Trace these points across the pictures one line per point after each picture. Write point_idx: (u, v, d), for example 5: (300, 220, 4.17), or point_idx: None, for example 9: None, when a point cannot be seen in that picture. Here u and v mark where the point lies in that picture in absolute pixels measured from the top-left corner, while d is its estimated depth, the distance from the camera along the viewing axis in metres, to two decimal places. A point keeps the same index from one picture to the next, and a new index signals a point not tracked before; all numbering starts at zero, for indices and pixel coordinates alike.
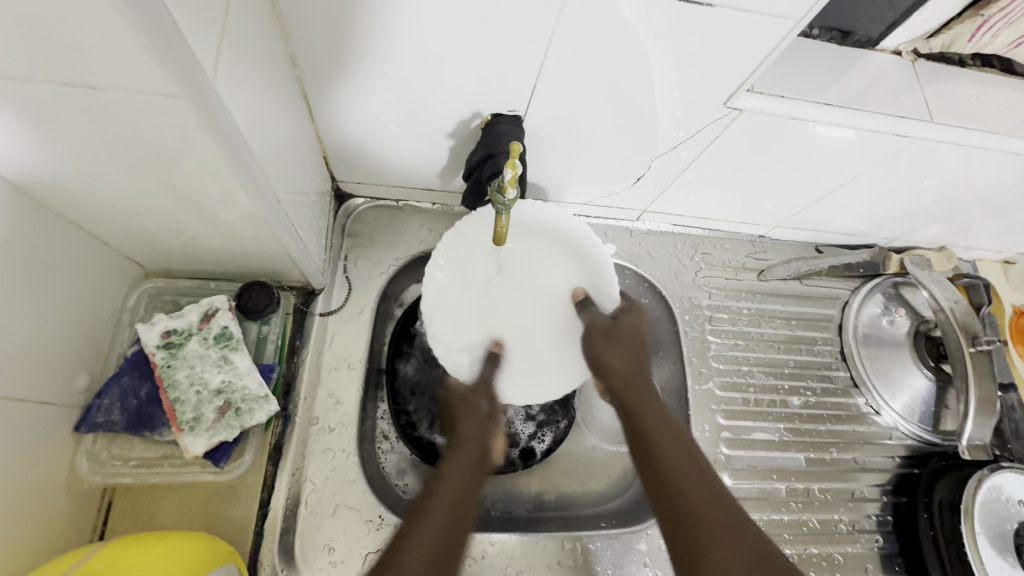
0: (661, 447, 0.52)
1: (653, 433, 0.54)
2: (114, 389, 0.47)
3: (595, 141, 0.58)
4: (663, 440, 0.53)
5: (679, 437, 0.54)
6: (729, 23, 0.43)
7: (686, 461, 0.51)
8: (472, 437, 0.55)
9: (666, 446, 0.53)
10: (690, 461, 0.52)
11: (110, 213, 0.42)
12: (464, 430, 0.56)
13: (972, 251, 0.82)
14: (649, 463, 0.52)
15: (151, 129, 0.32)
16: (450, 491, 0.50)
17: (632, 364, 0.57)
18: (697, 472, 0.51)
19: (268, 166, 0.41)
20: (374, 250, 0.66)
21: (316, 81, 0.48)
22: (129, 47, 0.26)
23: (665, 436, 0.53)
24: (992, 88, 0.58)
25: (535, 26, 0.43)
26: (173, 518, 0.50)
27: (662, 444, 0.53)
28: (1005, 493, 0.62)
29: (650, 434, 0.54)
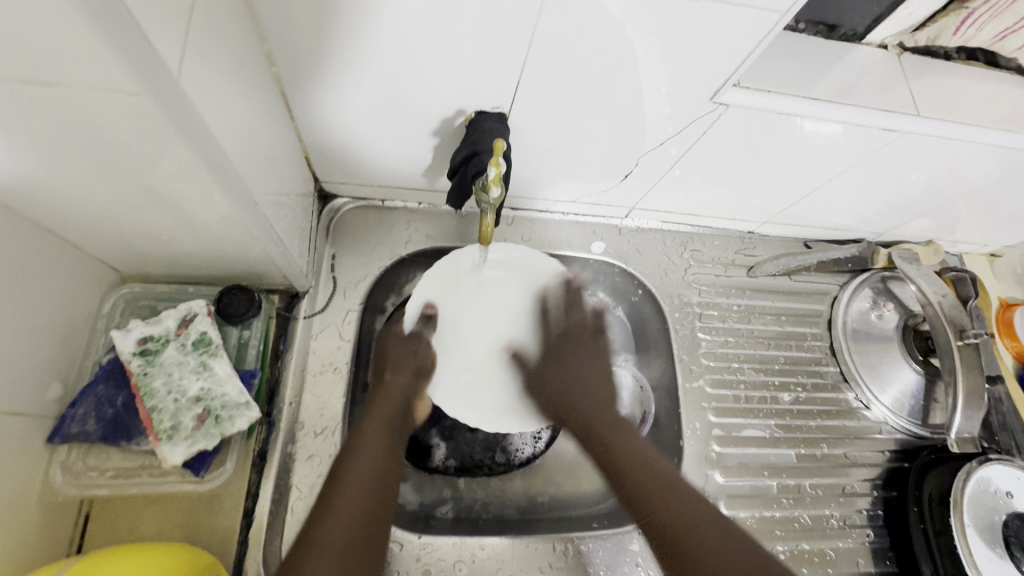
0: (624, 452, 0.55)
1: (608, 442, 0.56)
2: (89, 398, 0.46)
3: (582, 138, 0.57)
4: (619, 447, 0.55)
5: (633, 443, 0.56)
6: (714, 16, 0.42)
7: (633, 458, 0.54)
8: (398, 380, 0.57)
9: (636, 449, 0.55)
10: (651, 467, 0.53)
11: (81, 217, 0.41)
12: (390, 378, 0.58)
13: (959, 244, 0.82)
14: (630, 484, 0.53)
15: (116, 129, 0.31)
16: (366, 460, 0.50)
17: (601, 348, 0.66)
18: (654, 477, 0.52)
19: (243, 167, 0.40)
20: (358, 252, 0.65)
21: (294, 79, 0.47)
22: (87, 43, 0.25)
23: (611, 436, 0.57)
24: (977, 80, 0.58)
25: (518, 20, 0.42)
26: (154, 528, 0.48)
27: (633, 467, 0.54)
28: (993, 485, 0.62)
29: (619, 442, 0.56)
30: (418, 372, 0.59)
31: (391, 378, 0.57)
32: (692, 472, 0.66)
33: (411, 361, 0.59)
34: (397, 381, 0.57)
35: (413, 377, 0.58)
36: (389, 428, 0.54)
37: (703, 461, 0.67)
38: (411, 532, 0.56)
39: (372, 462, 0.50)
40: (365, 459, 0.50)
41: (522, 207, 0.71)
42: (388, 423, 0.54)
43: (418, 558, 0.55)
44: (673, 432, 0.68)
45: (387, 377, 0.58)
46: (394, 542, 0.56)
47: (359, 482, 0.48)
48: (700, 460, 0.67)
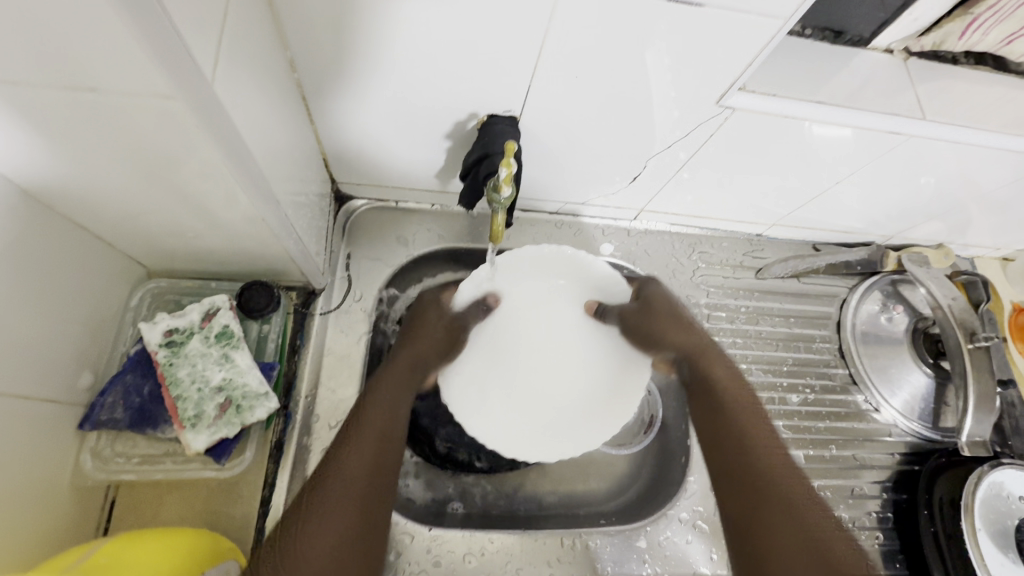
0: (725, 423, 0.53)
1: (721, 413, 0.54)
2: (117, 386, 0.48)
3: (592, 141, 0.58)
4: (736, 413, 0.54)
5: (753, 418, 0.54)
6: (719, 22, 0.44)
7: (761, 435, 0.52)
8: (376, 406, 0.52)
9: (767, 448, 0.51)
10: (784, 478, 0.48)
11: (114, 214, 0.43)
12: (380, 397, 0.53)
13: (970, 248, 0.82)
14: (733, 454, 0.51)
15: (151, 130, 0.33)
16: (352, 466, 0.47)
17: (683, 330, 0.61)
18: (793, 490, 0.48)
19: (267, 166, 0.42)
20: (372, 252, 0.67)
21: (315, 85, 0.49)
22: (129, 48, 0.27)
23: (732, 407, 0.55)
24: (985, 85, 0.58)
25: (528, 26, 0.44)
26: (175, 514, 0.50)
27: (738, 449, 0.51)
28: (1006, 490, 0.62)
29: (744, 425, 0.53)
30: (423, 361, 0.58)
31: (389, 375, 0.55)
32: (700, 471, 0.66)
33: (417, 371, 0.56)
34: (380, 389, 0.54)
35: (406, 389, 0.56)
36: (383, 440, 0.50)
37: None
38: (422, 525, 0.57)
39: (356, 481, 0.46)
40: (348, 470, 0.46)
41: (532, 208, 0.72)
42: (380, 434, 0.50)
43: (429, 549, 0.57)
44: (682, 432, 0.68)
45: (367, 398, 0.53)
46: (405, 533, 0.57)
47: (335, 492, 0.45)
48: None
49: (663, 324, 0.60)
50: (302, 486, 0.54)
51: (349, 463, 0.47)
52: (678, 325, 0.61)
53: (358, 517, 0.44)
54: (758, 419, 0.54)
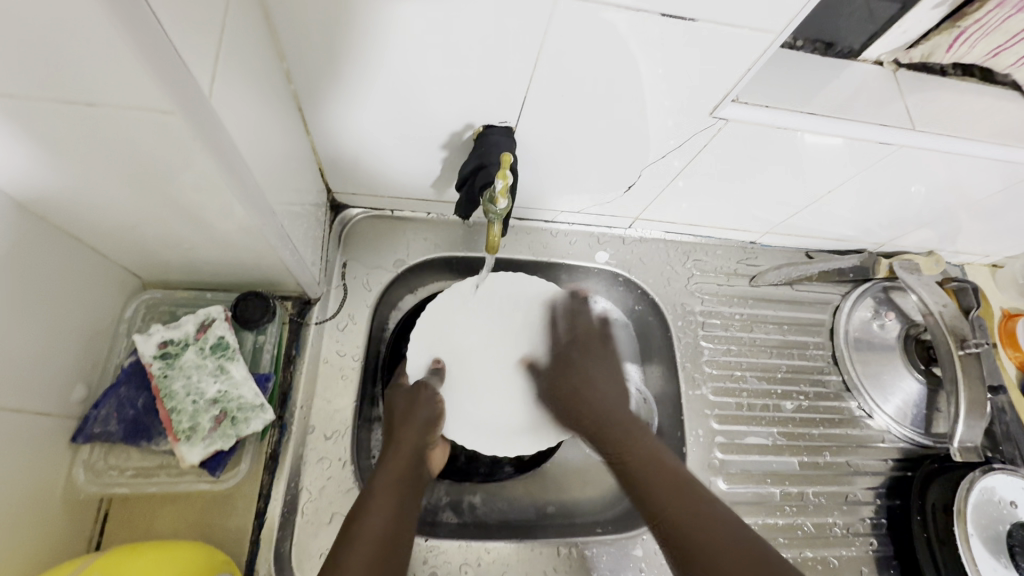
0: (639, 463, 0.54)
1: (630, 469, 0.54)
2: (111, 399, 0.48)
3: (587, 151, 0.59)
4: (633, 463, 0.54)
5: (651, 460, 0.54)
6: (713, 35, 0.44)
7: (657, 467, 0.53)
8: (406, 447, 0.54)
9: (673, 469, 0.53)
10: (672, 476, 0.53)
11: (109, 226, 0.43)
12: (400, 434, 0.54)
13: (961, 255, 0.83)
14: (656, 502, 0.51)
15: (148, 144, 0.33)
16: (382, 515, 0.49)
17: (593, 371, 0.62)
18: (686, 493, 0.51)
19: (263, 178, 0.42)
20: (368, 260, 0.67)
21: (311, 95, 0.49)
22: (127, 64, 0.27)
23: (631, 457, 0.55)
24: (973, 95, 0.59)
25: (524, 39, 0.44)
26: (169, 528, 0.50)
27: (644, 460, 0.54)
28: (997, 495, 0.62)
29: (642, 452, 0.55)
30: (428, 426, 0.55)
31: (404, 429, 0.54)
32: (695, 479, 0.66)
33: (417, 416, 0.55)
34: (406, 435, 0.54)
35: (422, 432, 0.55)
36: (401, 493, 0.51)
37: (706, 469, 0.67)
38: (418, 535, 0.57)
39: (384, 518, 0.48)
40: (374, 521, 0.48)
41: (528, 217, 0.73)
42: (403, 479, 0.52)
43: (425, 560, 0.56)
44: (677, 440, 0.69)
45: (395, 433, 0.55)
46: None
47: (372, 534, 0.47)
48: (703, 467, 0.67)
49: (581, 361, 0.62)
50: (298, 498, 0.54)
51: (373, 522, 0.48)
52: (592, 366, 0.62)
53: (379, 556, 0.46)
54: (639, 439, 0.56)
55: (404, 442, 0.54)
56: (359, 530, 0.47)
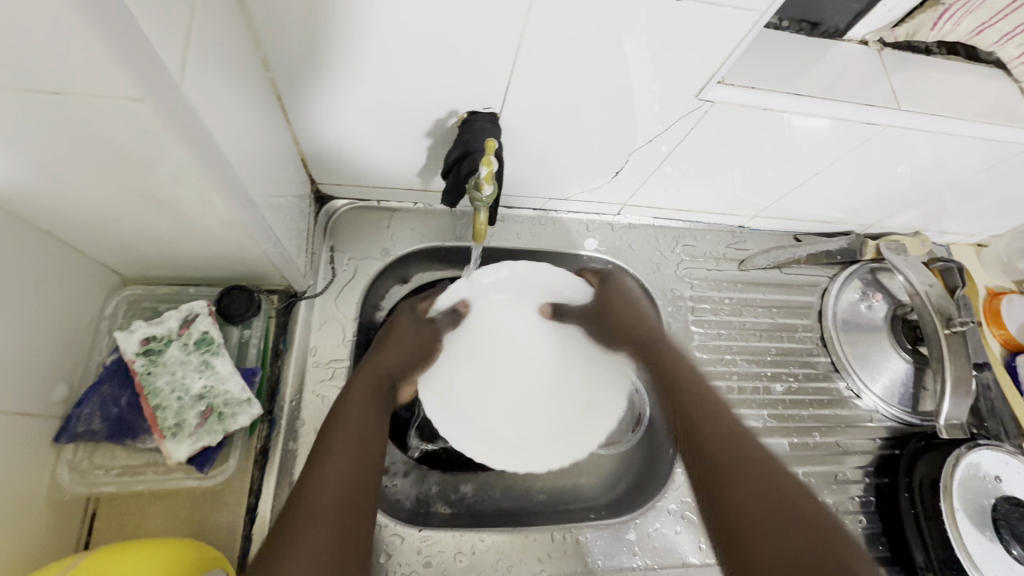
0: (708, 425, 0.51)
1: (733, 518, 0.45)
2: (94, 398, 0.47)
3: (574, 136, 0.58)
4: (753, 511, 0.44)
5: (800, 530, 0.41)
6: (698, 15, 0.44)
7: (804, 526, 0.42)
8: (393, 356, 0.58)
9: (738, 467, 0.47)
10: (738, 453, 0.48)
11: (87, 221, 0.42)
12: (384, 354, 0.58)
13: (946, 235, 0.84)
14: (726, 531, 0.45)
15: (119, 134, 0.32)
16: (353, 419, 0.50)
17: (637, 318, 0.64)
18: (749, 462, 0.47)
19: (242, 169, 0.41)
20: (355, 252, 0.66)
21: (289, 83, 0.48)
22: (90, 49, 0.26)
23: (743, 474, 0.47)
24: (958, 74, 0.59)
25: (506, 21, 0.43)
26: (160, 526, 0.49)
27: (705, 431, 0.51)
28: (982, 470, 0.63)
29: (709, 426, 0.51)
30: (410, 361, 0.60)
31: (389, 355, 0.58)
32: None
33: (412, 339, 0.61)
34: (389, 355, 0.58)
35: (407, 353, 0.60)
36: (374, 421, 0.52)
37: None
38: (412, 525, 0.57)
39: (366, 421, 0.51)
40: (349, 428, 0.49)
41: (516, 205, 0.72)
42: (372, 401, 0.53)
43: (419, 550, 0.56)
44: None
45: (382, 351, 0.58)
46: (396, 535, 0.57)
47: (336, 462, 0.46)
48: None
49: (618, 313, 0.64)
50: (290, 491, 0.54)
51: (353, 424, 0.50)
52: (632, 308, 0.65)
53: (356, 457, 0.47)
54: (807, 500, 0.44)
55: (385, 364, 0.57)
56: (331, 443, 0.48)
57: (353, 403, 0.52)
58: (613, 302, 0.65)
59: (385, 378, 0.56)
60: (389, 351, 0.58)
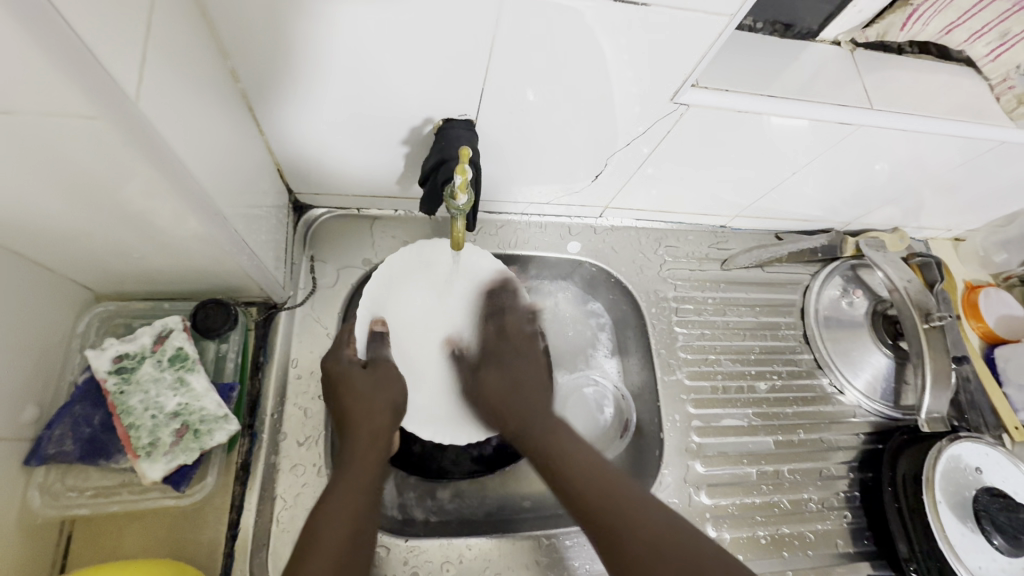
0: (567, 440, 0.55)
1: (595, 514, 0.49)
2: (65, 418, 0.46)
3: (553, 141, 0.58)
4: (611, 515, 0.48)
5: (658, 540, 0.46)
6: (668, 19, 0.44)
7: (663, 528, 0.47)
8: (365, 422, 0.53)
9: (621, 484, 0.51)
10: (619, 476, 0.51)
11: (52, 239, 0.41)
12: (365, 426, 0.53)
13: (924, 230, 0.85)
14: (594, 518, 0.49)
15: (78, 152, 0.32)
16: (344, 504, 0.47)
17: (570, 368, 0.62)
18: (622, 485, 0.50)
19: (212, 182, 0.40)
20: (336, 262, 0.65)
21: (260, 94, 0.48)
22: (39, 65, 0.25)
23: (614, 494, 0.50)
24: (930, 72, 0.60)
25: (478, 28, 0.43)
26: (137, 546, 0.48)
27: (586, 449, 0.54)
28: (963, 462, 0.64)
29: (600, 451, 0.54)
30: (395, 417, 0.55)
31: (370, 424, 0.53)
32: (674, 464, 0.67)
33: (385, 401, 0.55)
34: (373, 423, 0.53)
35: (390, 420, 0.54)
36: (365, 509, 0.48)
37: (684, 452, 0.68)
38: (398, 536, 0.57)
39: (357, 506, 0.48)
40: (338, 518, 0.46)
41: (498, 210, 0.72)
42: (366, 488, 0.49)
43: (406, 561, 0.56)
44: (655, 425, 0.69)
45: (360, 421, 0.53)
46: (382, 546, 0.56)
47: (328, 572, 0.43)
48: (681, 450, 0.68)
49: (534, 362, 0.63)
50: (272, 506, 0.53)
51: (341, 511, 0.47)
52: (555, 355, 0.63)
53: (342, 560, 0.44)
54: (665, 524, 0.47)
55: (371, 437, 0.53)
56: (322, 534, 0.45)
57: (342, 489, 0.48)
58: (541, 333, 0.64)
59: (375, 455, 0.52)
60: (369, 421, 0.53)
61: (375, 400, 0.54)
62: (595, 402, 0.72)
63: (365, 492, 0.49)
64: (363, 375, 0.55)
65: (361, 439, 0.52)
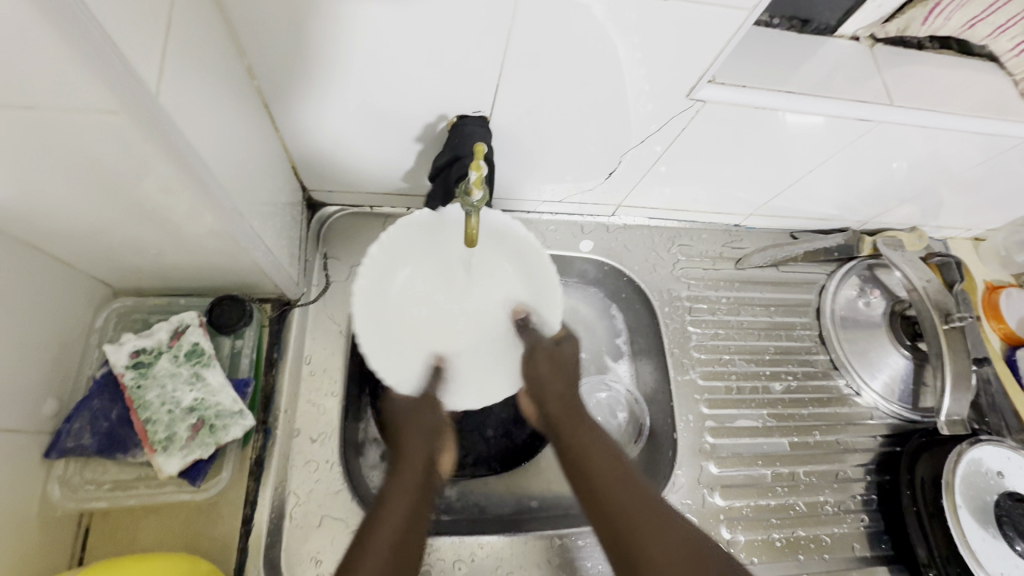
0: (588, 445, 0.54)
1: (613, 509, 0.48)
2: (84, 412, 0.47)
3: (566, 138, 0.58)
4: (645, 522, 0.47)
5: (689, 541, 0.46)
6: (685, 15, 0.44)
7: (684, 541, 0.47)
8: (416, 445, 0.52)
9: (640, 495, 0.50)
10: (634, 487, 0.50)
11: (73, 234, 0.42)
12: (408, 444, 0.53)
13: (943, 229, 0.83)
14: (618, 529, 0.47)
15: (99, 147, 0.32)
16: (393, 514, 0.47)
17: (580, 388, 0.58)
18: (641, 494, 0.49)
19: (228, 178, 0.41)
20: (349, 259, 0.65)
21: (276, 91, 0.48)
22: (64, 61, 0.26)
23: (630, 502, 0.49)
24: (950, 68, 0.59)
25: (494, 24, 0.43)
26: (153, 540, 0.49)
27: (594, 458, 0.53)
28: (984, 466, 0.63)
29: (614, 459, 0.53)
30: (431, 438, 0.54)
31: (414, 440, 0.53)
32: (687, 464, 0.66)
33: (429, 418, 0.54)
34: (414, 440, 0.53)
35: (433, 439, 0.54)
36: (415, 518, 0.48)
37: (697, 453, 0.67)
38: None
39: (404, 519, 0.47)
40: (388, 526, 0.46)
41: (511, 208, 0.72)
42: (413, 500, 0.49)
43: (418, 558, 0.56)
44: (668, 426, 0.69)
45: (403, 439, 0.53)
46: None
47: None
48: (694, 451, 0.67)
49: (557, 375, 0.58)
50: (285, 502, 0.53)
51: (389, 522, 0.47)
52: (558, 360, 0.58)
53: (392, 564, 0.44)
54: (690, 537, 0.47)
55: (415, 455, 0.52)
56: (367, 544, 0.45)
57: (388, 502, 0.48)
58: (565, 359, 0.59)
59: (420, 470, 0.51)
60: (411, 437, 0.53)
61: (413, 422, 0.54)
62: (607, 407, 0.71)
63: (412, 504, 0.48)
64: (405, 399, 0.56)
65: (408, 457, 0.52)
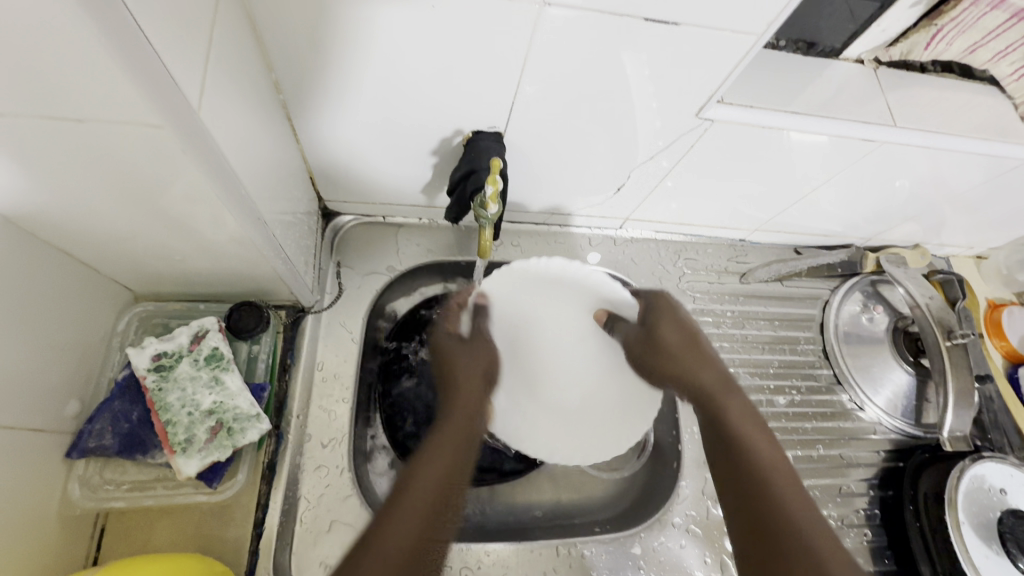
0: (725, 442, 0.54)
1: (760, 510, 0.48)
2: (106, 414, 0.48)
3: (576, 154, 0.59)
4: (798, 510, 0.48)
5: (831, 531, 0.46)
6: (697, 38, 0.45)
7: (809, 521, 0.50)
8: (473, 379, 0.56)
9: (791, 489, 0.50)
10: (786, 473, 0.51)
11: (102, 240, 0.43)
12: (462, 399, 0.54)
13: (946, 247, 0.84)
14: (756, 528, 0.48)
15: (137, 158, 0.33)
16: (428, 479, 0.47)
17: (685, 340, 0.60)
18: (784, 478, 0.50)
19: (253, 187, 0.42)
20: (361, 268, 0.67)
21: (300, 104, 0.49)
22: (113, 78, 0.27)
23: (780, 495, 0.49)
24: (952, 91, 0.61)
25: (511, 44, 0.45)
26: (168, 541, 0.50)
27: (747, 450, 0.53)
28: (987, 482, 0.63)
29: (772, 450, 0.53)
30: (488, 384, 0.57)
31: (461, 405, 0.54)
32: (692, 476, 0.66)
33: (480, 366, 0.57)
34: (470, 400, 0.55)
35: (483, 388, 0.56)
36: (451, 481, 0.48)
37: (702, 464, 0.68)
38: None
39: (441, 484, 0.47)
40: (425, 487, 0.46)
41: (520, 220, 0.73)
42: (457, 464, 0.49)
43: None
44: (673, 437, 0.69)
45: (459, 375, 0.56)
46: None
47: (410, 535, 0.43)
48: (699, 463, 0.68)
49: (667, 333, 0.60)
50: (296, 506, 0.54)
51: (429, 477, 0.47)
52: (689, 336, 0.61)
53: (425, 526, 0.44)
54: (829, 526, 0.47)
55: (467, 410, 0.54)
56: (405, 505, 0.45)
57: (434, 459, 0.49)
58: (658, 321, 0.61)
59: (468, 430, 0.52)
60: (465, 394, 0.55)
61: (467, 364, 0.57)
62: None
63: (452, 472, 0.48)
64: (457, 346, 0.58)
65: (459, 414, 0.53)
